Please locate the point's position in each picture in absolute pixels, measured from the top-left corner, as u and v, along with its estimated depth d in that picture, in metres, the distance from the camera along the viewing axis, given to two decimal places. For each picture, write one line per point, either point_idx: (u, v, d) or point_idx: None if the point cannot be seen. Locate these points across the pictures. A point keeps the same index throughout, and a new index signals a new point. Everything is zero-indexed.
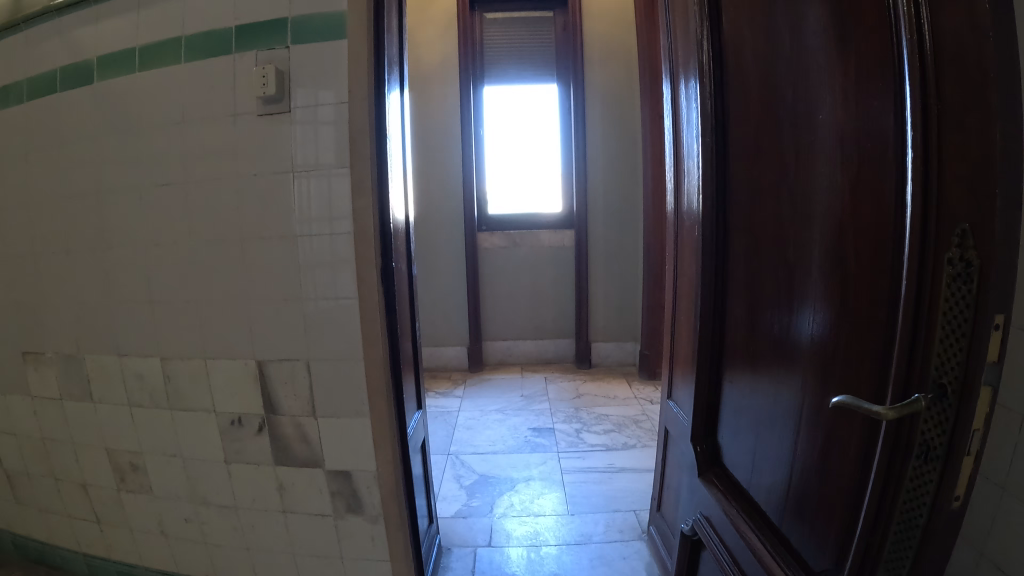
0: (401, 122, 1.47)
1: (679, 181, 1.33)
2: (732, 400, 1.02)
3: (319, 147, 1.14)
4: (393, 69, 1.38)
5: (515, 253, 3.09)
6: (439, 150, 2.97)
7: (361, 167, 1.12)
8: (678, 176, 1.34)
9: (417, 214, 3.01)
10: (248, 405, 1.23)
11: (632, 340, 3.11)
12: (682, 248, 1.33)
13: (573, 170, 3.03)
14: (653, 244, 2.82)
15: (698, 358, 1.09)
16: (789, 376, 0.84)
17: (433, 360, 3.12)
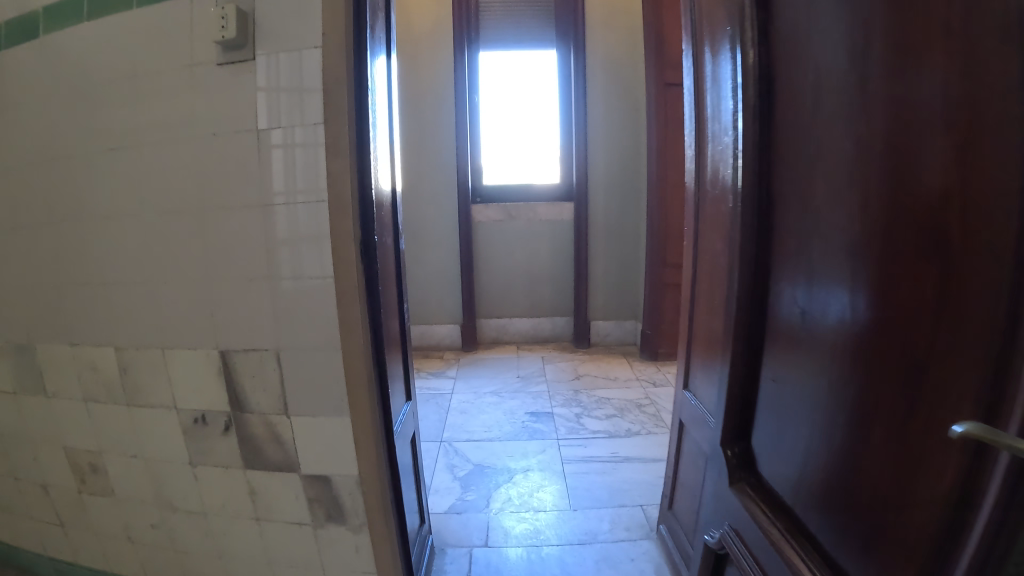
0: (389, 87, 1.29)
1: (704, 149, 1.16)
2: (773, 401, 0.87)
3: (289, 103, 0.95)
4: (377, 25, 1.19)
5: (511, 227, 2.91)
6: (431, 117, 2.76)
7: (337, 124, 0.93)
8: (703, 142, 1.17)
9: (407, 186, 2.82)
10: (214, 402, 1.06)
11: (632, 319, 2.96)
12: (704, 224, 1.18)
13: (574, 140, 2.84)
14: (657, 220, 2.66)
15: (731, 351, 0.94)
16: (843, 375, 0.70)
17: (424, 339, 2.96)
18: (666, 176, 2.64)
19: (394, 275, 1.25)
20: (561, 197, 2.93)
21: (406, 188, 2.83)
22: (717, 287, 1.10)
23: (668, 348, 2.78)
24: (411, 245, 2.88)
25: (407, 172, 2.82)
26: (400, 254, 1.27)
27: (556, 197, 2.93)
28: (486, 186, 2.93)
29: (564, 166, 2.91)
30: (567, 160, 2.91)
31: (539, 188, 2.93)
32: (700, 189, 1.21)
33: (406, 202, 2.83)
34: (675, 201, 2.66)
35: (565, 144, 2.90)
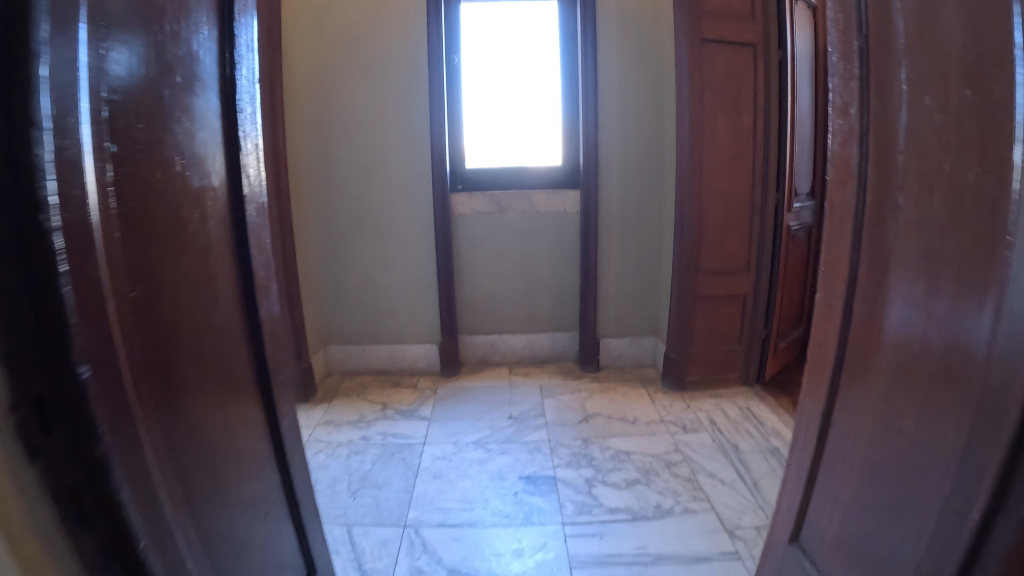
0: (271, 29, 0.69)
1: (911, 114, 0.55)
2: None
3: None
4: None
5: (502, 220, 2.28)
6: (396, 79, 2.13)
7: None
8: (898, 100, 0.56)
9: (368, 168, 2.18)
10: None
11: (651, 336, 2.34)
12: (899, 269, 0.57)
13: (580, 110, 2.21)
14: (689, 214, 2.06)
15: None
16: None
17: (392, 361, 2.29)
18: (701, 156, 2.03)
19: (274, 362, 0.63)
20: (564, 183, 2.30)
21: (365, 171, 2.19)
22: (965, 424, 0.49)
23: (697, 376, 2.21)
24: (373, 244, 2.23)
25: (367, 149, 2.18)
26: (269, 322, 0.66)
27: (555, 183, 2.31)
28: (469, 169, 2.28)
29: (567, 143, 2.28)
30: (570, 137, 2.28)
31: (536, 172, 2.30)
32: (883, 198, 0.60)
33: (365, 188, 2.20)
34: (711, 189, 2.06)
35: (568, 116, 2.26)
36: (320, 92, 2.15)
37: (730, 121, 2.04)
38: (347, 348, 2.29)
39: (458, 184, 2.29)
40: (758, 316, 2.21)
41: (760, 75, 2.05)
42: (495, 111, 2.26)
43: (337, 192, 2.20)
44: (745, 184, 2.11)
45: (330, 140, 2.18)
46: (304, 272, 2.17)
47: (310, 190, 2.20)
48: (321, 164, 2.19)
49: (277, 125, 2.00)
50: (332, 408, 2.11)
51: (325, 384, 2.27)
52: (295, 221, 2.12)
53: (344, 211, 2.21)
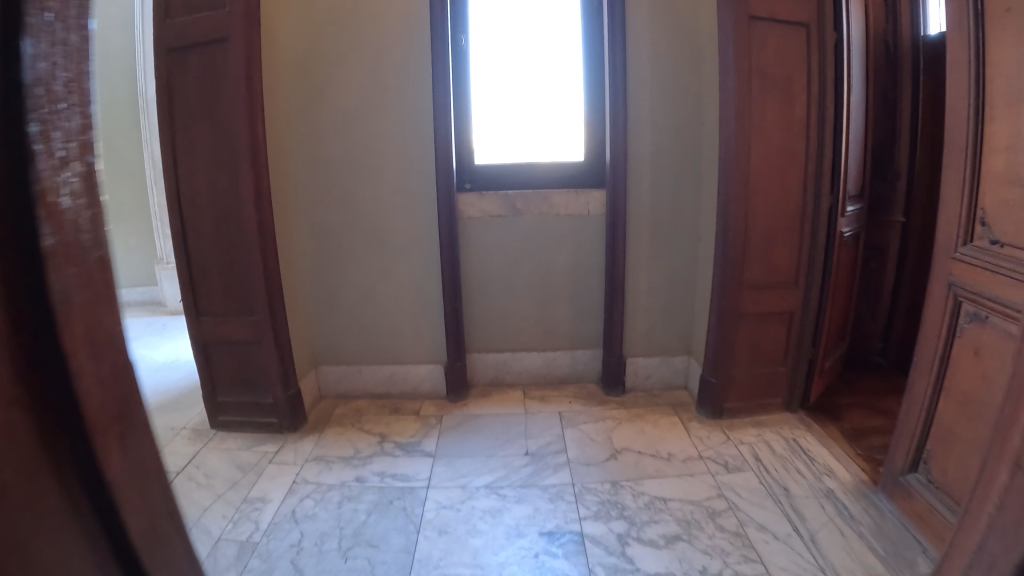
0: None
1: None
2: None
3: None
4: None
5: (516, 223, 1.98)
6: (394, 64, 1.85)
7: None
8: None
9: (362, 165, 1.91)
10: None
11: (685, 355, 2.05)
12: None
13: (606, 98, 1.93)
14: (734, 219, 1.78)
15: None
16: None
17: (391, 384, 2.00)
18: (748, 152, 1.75)
19: (137, 490, 0.38)
20: (586, 181, 2.03)
21: (359, 169, 1.91)
22: None
23: (737, 402, 1.94)
24: (368, 252, 1.95)
25: (361, 144, 1.90)
26: (139, 440, 0.38)
27: (575, 181, 2.02)
28: (477, 166, 2.00)
29: (588, 137, 2.00)
30: (592, 129, 1.99)
31: (555, 169, 2.01)
32: None
33: (358, 188, 1.92)
34: (759, 190, 1.79)
35: (591, 106, 1.98)
36: (308, 78, 1.88)
37: (781, 112, 1.77)
38: (341, 369, 2.02)
39: (464, 183, 2.01)
40: (807, 335, 1.94)
41: (816, 58, 1.77)
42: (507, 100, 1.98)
43: (326, 193, 1.92)
44: (796, 185, 1.83)
45: (318, 133, 1.90)
46: (289, 285, 1.90)
47: (297, 191, 1.93)
48: (309, 161, 1.92)
49: (257, 116, 1.74)
50: (324, 441, 1.86)
51: (317, 410, 2.01)
52: (280, 226, 1.85)
53: (334, 214, 1.94)
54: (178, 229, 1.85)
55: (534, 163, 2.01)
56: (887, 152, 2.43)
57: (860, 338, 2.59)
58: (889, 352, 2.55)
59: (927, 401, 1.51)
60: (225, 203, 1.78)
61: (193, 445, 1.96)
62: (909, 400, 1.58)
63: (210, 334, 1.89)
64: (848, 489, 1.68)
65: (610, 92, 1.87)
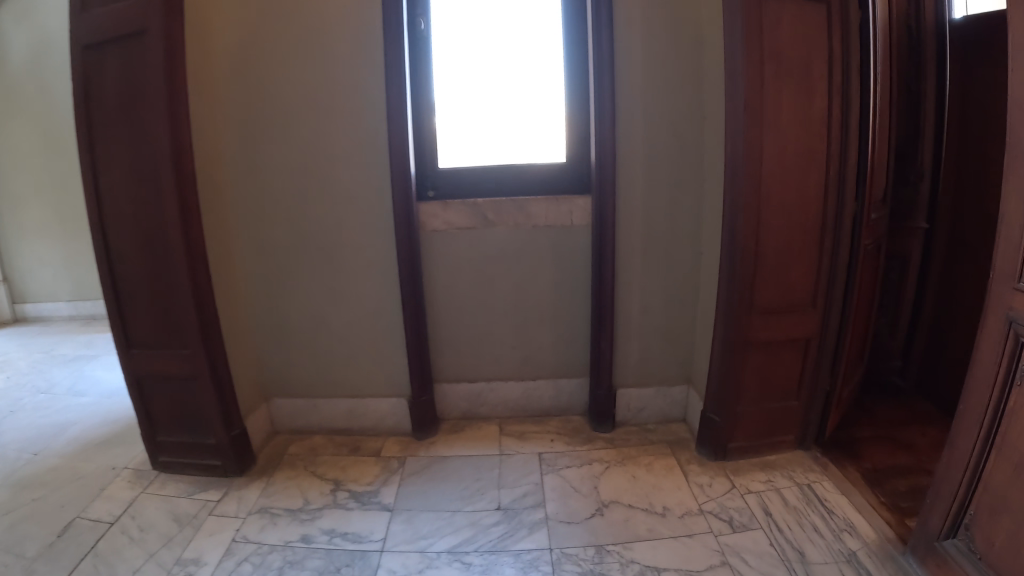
0: None
1: None
2: None
3: None
4: None
5: (488, 236, 1.72)
6: (341, 56, 1.59)
7: None
8: None
9: (308, 173, 1.66)
10: None
11: (683, 384, 1.80)
12: None
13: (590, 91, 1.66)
14: (742, 232, 1.51)
15: None
16: None
17: (350, 420, 1.78)
18: (758, 155, 1.48)
19: None
20: (568, 187, 1.76)
21: (305, 178, 1.66)
22: None
23: (742, 441, 1.69)
24: (320, 271, 1.71)
25: (306, 149, 1.65)
26: None
27: (556, 187, 1.76)
28: (444, 170, 1.75)
29: (571, 137, 1.73)
30: (574, 128, 1.72)
31: (532, 173, 1.75)
32: None
33: (305, 199, 1.68)
34: (772, 199, 1.52)
35: (572, 101, 1.71)
36: (244, 74, 1.63)
37: (796, 107, 1.50)
38: (295, 403, 1.80)
39: (427, 192, 1.75)
40: (824, 362, 1.69)
41: (837, 41, 1.49)
42: (474, 96, 1.72)
43: (270, 206, 1.69)
44: (812, 191, 1.56)
45: (258, 137, 1.65)
46: (228, 311, 1.67)
47: (236, 204, 1.69)
48: (248, 169, 1.67)
49: (182, 119, 1.49)
50: (271, 490, 1.62)
51: (267, 449, 1.78)
52: (215, 244, 1.61)
53: (279, 229, 1.70)
54: (102, 251, 1.62)
55: (509, 166, 1.75)
56: (909, 149, 2.12)
57: (878, 357, 2.31)
58: (910, 372, 2.28)
59: (974, 462, 1.25)
60: (150, 221, 1.55)
61: (133, 489, 1.76)
62: (951, 455, 1.32)
63: (143, 368, 1.68)
64: (871, 551, 1.43)
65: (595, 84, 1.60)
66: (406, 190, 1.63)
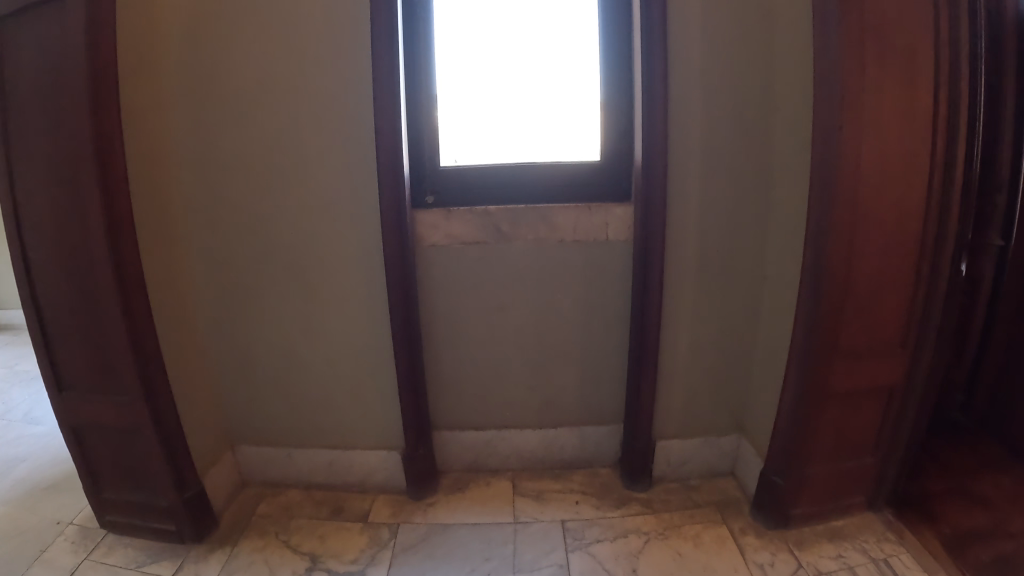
0: None
1: None
2: None
3: None
4: None
5: (504, 251, 1.39)
6: (319, 26, 1.25)
7: None
8: None
9: (279, 175, 1.33)
10: None
11: (734, 433, 1.50)
12: None
13: (635, 74, 1.32)
14: (831, 258, 1.21)
15: None
16: None
17: (333, 474, 1.47)
18: (853, 160, 1.16)
19: None
20: (600, 191, 1.43)
21: (276, 181, 1.34)
22: None
23: (809, 506, 1.40)
24: (295, 296, 1.39)
25: (277, 145, 1.32)
26: None
27: (585, 191, 1.42)
28: (446, 169, 1.40)
29: (606, 131, 1.39)
30: (610, 119, 1.38)
31: (557, 174, 1.41)
32: None
33: (277, 208, 1.35)
34: (868, 217, 1.20)
35: (608, 85, 1.37)
36: (201, 48, 1.29)
37: (903, 96, 1.17)
38: (267, 453, 1.49)
39: (424, 195, 1.41)
40: (910, 410, 1.40)
41: (958, 9, 1.16)
42: (484, 79, 1.38)
43: (235, 215, 1.37)
44: (914, 206, 1.24)
45: (218, 129, 1.32)
46: (173, 343, 1.36)
47: (195, 212, 1.38)
48: (206, 170, 1.35)
49: (111, 104, 1.16)
50: (232, 566, 1.29)
51: (233, 509, 1.48)
52: (152, 266, 1.29)
53: (247, 245, 1.38)
54: (21, 272, 1.30)
55: (527, 165, 1.41)
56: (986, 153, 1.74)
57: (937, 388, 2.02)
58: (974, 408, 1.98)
59: None
60: (77, 234, 1.22)
61: (75, 555, 1.45)
62: None
63: (78, 415, 1.37)
64: None
65: (642, 66, 1.27)
66: (399, 196, 1.29)
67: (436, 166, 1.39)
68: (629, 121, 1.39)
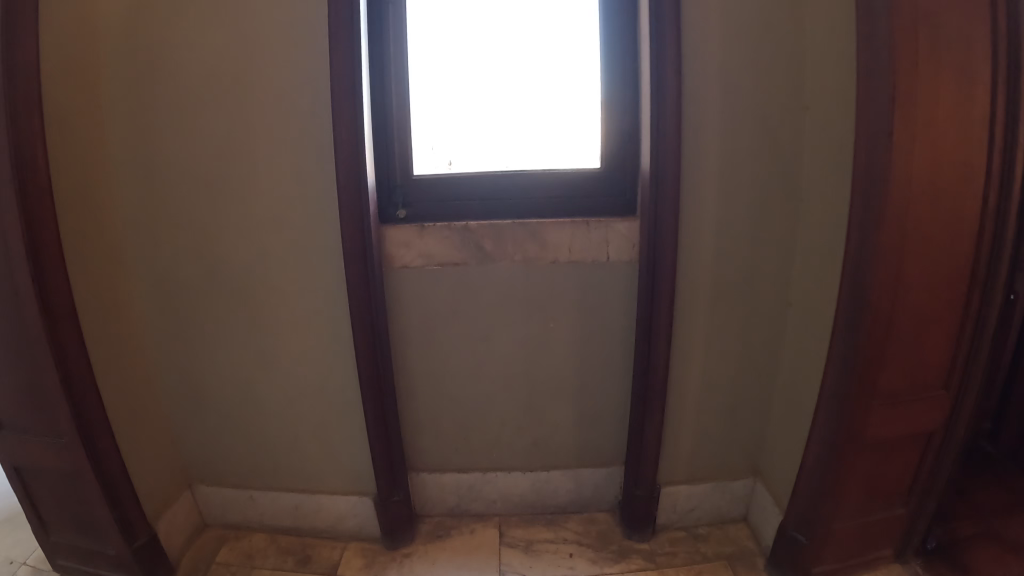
0: None
1: None
2: None
3: None
4: None
5: (486, 273, 1.21)
6: (272, 14, 1.07)
7: None
8: None
9: (230, 186, 1.16)
10: None
11: (748, 477, 1.34)
12: None
13: (642, 67, 1.13)
14: (876, 289, 1.02)
15: None
16: None
17: (302, 518, 1.33)
18: (905, 176, 0.97)
19: None
20: (597, 204, 1.24)
21: (227, 193, 1.17)
22: None
23: (831, 562, 1.24)
24: (255, 322, 1.24)
25: (227, 152, 1.14)
26: None
27: (580, 204, 1.23)
28: (420, 178, 1.22)
29: (608, 134, 1.20)
30: (610, 120, 1.19)
31: (547, 183, 1.23)
32: None
33: (229, 223, 1.19)
34: (918, 243, 1.01)
35: (609, 81, 1.18)
36: (140, 38, 1.11)
37: (963, 98, 0.97)
38: (229, 493, 1.35)
39: (392, 208, 1.23)
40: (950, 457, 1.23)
41: None
42: (457, 84, 1.21)
43: (181, 232, 1.20)
44: (971, 230, 1.04)
45: (159, 132, 1.15)
46: (113, 376, 1.20)
47: (138, 228, 1.21)
48: (148, 180, 1.18)
49: (31, 107, 0.99)
50: None
51: (192, 554, 1.33)
52: (84, 291, 1.13)
53: (197, 265, 1.22)
54: None
55: (513, 173, 1.22)
56: None
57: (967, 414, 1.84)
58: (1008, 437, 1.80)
59: None
60: None
61: None
62: None
63: (15, 455, 1.23)
64: None
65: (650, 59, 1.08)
66: (361, 213, 1.12)
67: (407, 174, 1.21)
68: (635, 123, 1.19)
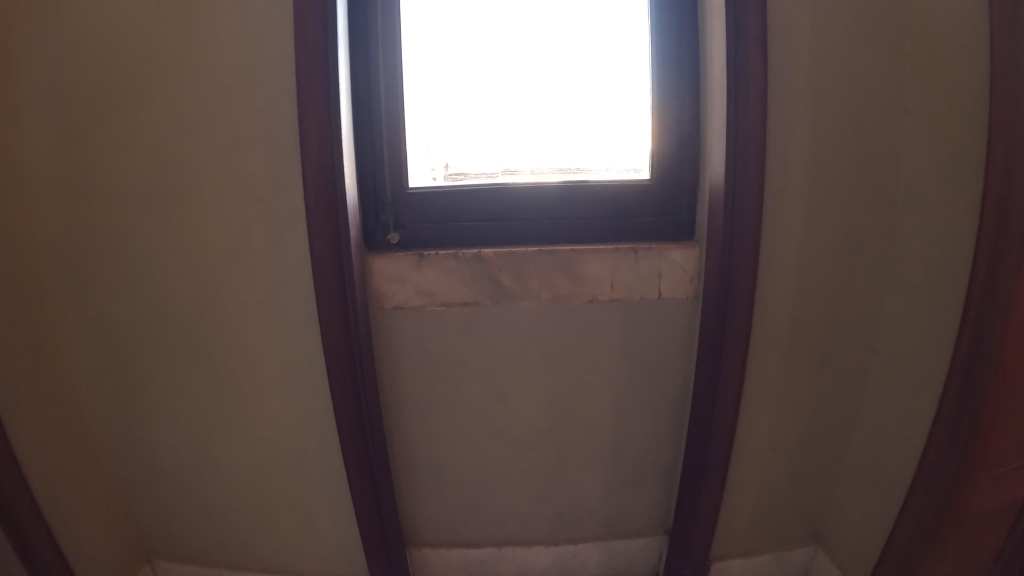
0: None
1: None
2: None
3: None
4: None
5: (506, 314, 0.96)
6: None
7: None
8: None
9: (182, 204, 0.90)
10: None
11: (815, 549, 1.13)
12: None
13: (711, 56, 0.90)
14: (1000, 357, 0.76)
15: None
16: None
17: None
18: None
19: None
20: (641, 225, 0.98)
21: (179, 214, 0.90)
22: None
23: None
24: (219, 373, 0.99)
25: (178, 159, 0.88)
26: None
27: (620, 225, 0.97)
28: (417, 192, 0.96)
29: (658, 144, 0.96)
30: (664, 122, 0.96)
31: (580, 199, 0.97)
32: None
33: (181, 252, 0.92)
34: None
35: (662, 72, 0.95)
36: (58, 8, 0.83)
37: None
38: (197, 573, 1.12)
39: (382, 232, 0.97)
40: None
41: None
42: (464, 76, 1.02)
43: (118, 262, 0.93)
44: None
45: (85, 137, 0.87)
46: (37, 450, 0.93)
47: (60, 258, 0.92)
48: (72, 196, 0.90)
49: None
50: None
51: None
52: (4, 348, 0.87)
53: (140, 304, 0.95)
54: None
55: (536, 185, 0.96)
56: None
57: None
58: None
59: None
60: None
61: None
62: None
63: None
64: None
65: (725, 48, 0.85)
66: (344, 239, 0.87)
67: (402, 188, 0.96)
68: (694, 125, 0.96)
